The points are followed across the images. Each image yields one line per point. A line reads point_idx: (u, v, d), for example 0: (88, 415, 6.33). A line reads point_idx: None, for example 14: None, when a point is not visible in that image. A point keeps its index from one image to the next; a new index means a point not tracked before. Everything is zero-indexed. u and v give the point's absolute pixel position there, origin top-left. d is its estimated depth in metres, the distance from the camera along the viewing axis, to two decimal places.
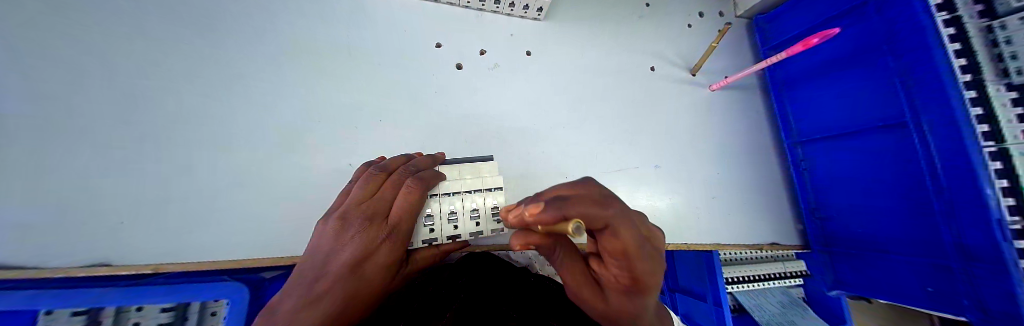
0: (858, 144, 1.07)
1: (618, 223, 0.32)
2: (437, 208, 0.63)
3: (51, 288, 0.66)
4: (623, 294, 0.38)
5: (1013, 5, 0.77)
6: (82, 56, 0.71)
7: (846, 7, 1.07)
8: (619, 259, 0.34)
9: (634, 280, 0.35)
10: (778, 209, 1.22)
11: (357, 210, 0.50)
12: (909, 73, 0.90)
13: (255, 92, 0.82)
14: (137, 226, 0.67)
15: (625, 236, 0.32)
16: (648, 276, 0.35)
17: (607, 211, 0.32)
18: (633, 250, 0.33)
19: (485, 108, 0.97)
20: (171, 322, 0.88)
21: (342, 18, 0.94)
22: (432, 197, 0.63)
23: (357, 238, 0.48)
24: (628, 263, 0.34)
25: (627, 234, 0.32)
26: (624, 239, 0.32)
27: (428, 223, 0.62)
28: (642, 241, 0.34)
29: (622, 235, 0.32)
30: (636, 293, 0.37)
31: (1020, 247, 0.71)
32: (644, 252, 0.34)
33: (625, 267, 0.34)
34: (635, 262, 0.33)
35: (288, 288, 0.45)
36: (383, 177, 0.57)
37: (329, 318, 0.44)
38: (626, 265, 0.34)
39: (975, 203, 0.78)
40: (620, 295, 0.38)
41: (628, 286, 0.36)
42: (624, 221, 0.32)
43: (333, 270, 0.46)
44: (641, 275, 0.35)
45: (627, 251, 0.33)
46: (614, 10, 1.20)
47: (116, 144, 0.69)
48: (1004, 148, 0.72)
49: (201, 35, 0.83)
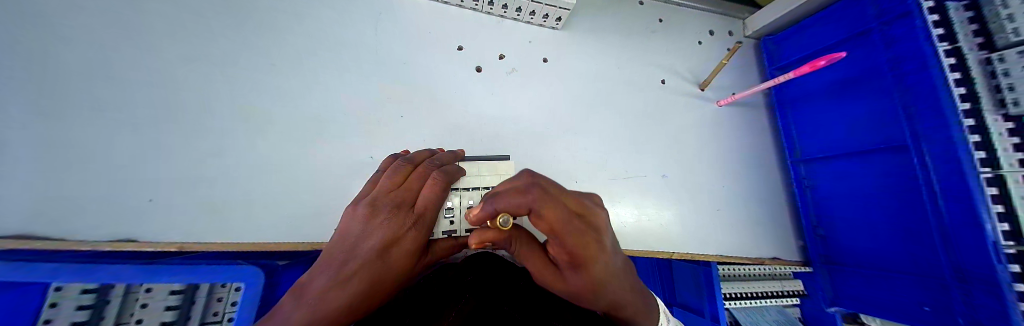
0: (862, 163, 1.10)
1: (541, 206, 0.30)
2: (458, 202, 0.69)
3: (81, 261, 0.69)
4: (576, 274, 0.37)
5: (1012, 40, 0.83)
6: (124, 40, 0.74)
7: (849, 33, 1.12)
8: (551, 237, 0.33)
9: (573, 256, 0.34)
10: (779, 226, 1.25)
11: (388, 197, 0.55)
12: (908, 97, 0.95)
13: (283, 82, 0.85)
14: (164, 205, 0.68)
15: (550, 218, 0.30)
16: (589, 254, 0.34)
17: (527, 195, 0.31)
18: (560, 227, 0.31)
19: (501, 110, 1.01)
20: (178, 306, 0.85)
21: (371, 17, 0.98)
22: (454, 191, 0.69)
23: (387, 223, 0.51)
24: (559, 239, 0.32)
25: (551, 213, 0.30)
26: (548, 218, 0.30)
27: (448, 215, 0.67)
28: (574, 217, 0.33)
29: (547, 216, 0.30)
30: (580, 268, 0.36)
31: (1014, 271, 0.75)
32: (573, 226, 0.32)
33: (557, 244, 0.33)
34: (566, 239, 0.32)
35: (317, 269, 0.47)
36: (409, 168, 0.63)
37: (354, 300, 0.46)
38: (561, 243, 0.33)
39: (969, 224, 0.82)
40: (571, 272, 0.37)
41: (571, 262, 0.35)
42: (548, 202, 0.31)
43: (360, 253, 0.48)
44: (574, 249, 0.33)
45: (555, 231, 0.32)
46: (628, 24, 1.25)
47: (147, 123, 0.71)
48: (1001, 174, 0.77)
49: (238, 27, 0.86)
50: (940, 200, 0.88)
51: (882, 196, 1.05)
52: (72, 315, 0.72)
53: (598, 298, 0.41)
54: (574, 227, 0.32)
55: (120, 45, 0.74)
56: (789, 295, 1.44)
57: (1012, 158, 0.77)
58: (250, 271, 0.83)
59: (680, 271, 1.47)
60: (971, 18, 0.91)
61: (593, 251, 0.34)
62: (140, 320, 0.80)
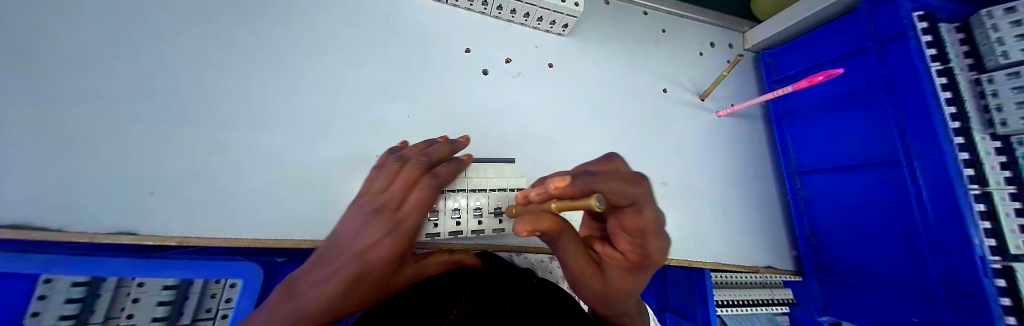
0: (857, 177, 1.12)
1: (646, 203, 0.28)
2: (464, 203, 0.70)
3: (81, 252, 0.67)
4: (626, 276, 0.36)
5: (1000, 62, 0.87)
6: (129, 30, 0.74)
7: (846, 50, 1.16)
8: (636, 237, 0.30)
9: (645, 259, 0.33)
10: (775, 235, 1.27)
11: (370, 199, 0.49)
12: (901, 113, 0.97)
13: (289, 78, 0.85)
14: (166, 198, 0.67)
15: (649, 215, 0.29)
16: (659, 261, 0.33)
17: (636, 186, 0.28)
18: (653, 231, 0.30)
19: (506, 113, 1.01)
20: (171, 302, 0.80)
21: (379, 17, 0.99)
22: (460, 192, 0.71)
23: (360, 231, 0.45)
24: (647, 243, 0.30)
25: (650, 210, 0.29)
26: (647, 216, 0.28)
27: (455, 215, 0.69)
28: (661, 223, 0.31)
29: (647, 213, 0.28)
30: (639, 270, 0.34)
31: (999, 285, 0.78)
32: (663, 233, 0.31)
33: (640, 247, 0.31)
34: (652, 242, 0.30)
35: None
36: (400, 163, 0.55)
37: None
38: (644, 246, 0.31)
39: (958, 238, 0.84)
40: (624, 273, 0.35)
41: (633, 264, 0.34)
42: (651, 199, 0.29)
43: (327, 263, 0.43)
44: (653, 255, 0.32)
45: (647, 231, 0.29)
46: (632, 33, 1.27)
47: (150, 115, 0.70)
48: (987, 191, 0.82)
49: (246, 22, 0.86)
50: (931, 215, 0.90)
51: (875, 209, 1.07)
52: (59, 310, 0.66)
53: (619, 304, 0.40)
54: (664, 233, 0.31)
55: (124, 34, 0.73)
56: (778, 302, 1.44)
57: (999, 176, 0.82)
58: (249, 266, 0.83)
59: (673, 277, 1.48)
60: (963, 40, 0.97)
61: (663, 258, 0.33)
62: (132, 315, 0.75)
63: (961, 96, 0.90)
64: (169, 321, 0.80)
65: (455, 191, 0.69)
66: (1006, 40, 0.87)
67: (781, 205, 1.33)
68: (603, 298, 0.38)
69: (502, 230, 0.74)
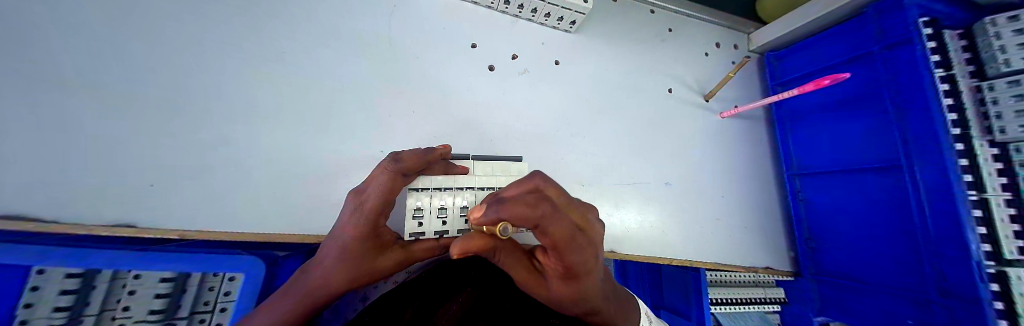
0: (856, 181, 1.14)
1: (549, 222, 0.28)
2: (473, 200, 0.69)
3: (66, 244, 0.64)
4: (565, 285, 0.37)
5: (1001, 70, 0.89)
6: (127, 17, 0.71)
7: (851, 55, 1.17)
8: (553, 252, 0.31)
9: (569, 268, 0.33)
10: (773, 236, 1.28)
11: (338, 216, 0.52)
12: (904, 119, 0.98)
13: (292, 70, 0.83)
14: (165, 191, 0.65)
15: (556, 234, 0.29)
16: (585, 268, 0.34)
17: (536, 208, 0.27)
18: (563, 244, 0.30)
19: (511, 110, 1.00)
20: (169, 294, 0.75)
21: (385, 9, 0.97)
22: (468, 189, 0.69)
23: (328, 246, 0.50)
24: (559, 255, 0.31)
25: (557, 228, 0.28)
26: (553, 235, 0.29)
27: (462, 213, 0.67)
28: (577, 234, 0.31)
29: (553, 232, 0.29)
30: (570, 278, 0.35)
31: (993, 289, 0.82)
32: (575, 243, 0.31)
33: (558, 259, 0.32)
34: (566, 254, 0.31)
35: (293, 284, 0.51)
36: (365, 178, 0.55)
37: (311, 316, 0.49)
38: (559, 257, 0.32)
39: (956, 243, 0.87)
40: (563, 283, 0.36)
41: (564, 272, 0.35)
42: (554, 217, 0.28)
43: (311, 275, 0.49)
44: (575, 262, 0.32)
45: (559, 246, 0.30)
46: (639, 32, 1.26)
47: (149, 105, 0.68)
48: (986, 198, 0.85)
49: (247, 11, 0.84)
50: (932, 220, 0.92)
51: (873, 214, 1.09)
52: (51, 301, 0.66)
53: (575, 307, 0.41)
54: (576, 243, 0.31)
55: (121, 21, 0.70)
56: (771, 302, 1.44)
57: (995, 183, 0.85)
58: (247, 259, 0.81)
59: (669, 276, 1.49)
60: (965, 47, 0.98)
61: (588, 263, 0.34)
62: (129, 307, 0.72)
63: (962, 103, 0.91)
64: (167, 314, 0.75)
65: (463, 189, 0.69)
66: (1008, 48, 0.88)
67: (781, 206, 1.33)
68: (558, 303, 0.41)
69: None
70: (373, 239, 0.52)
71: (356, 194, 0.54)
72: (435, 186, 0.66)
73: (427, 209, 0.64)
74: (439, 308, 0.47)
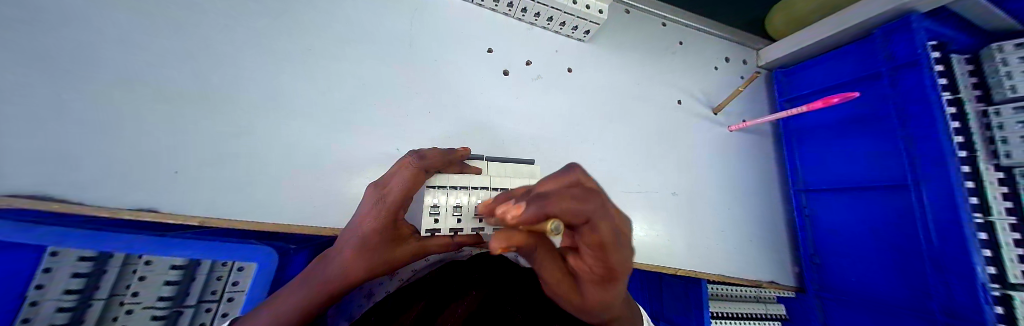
0: (863, 199, 1.15)
1: (600, 219, 0.22)
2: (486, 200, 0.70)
3: (85, 227, 0.63)
4: (600, 290, 0.30)
5: (1008, 96, 0.91)
6: (163, 11, 0.75)
7: (859, 74, 1.18)
8: (596, 252, 0.25)
9: (611, 271, 0.27)
10: (777, 251, 1.29)
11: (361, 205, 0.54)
12: (910, 140, 1.00)
13: (315, 67, 0.86)
14: (188, 178, 0.67)
15: (606, 232, 0.23)
16: (627, 271, 0.28)
17: (591, 202, 0.22)
18: (609, 243, 0.24)
19: (524, 115, 1.02)
20: (178, 282, 0.75)
21: (406, 12, 1.00)
22: (483, 189, 0.71)
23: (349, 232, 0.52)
24: (603, 256, 0.25)
25: (607, 226, 0.23)
26: (602, 233, 0.23)
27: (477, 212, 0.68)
28: (624, 231, 0.26)
29: (603, 229, 0.23)
30: (608, 285, 0.29)
31: (998, 311, 0.82)
32: (622, 243, 0.25)
33: (600, 260, 0.26)
34: (614, 257, 0.25)
35: (309, 270, 0.51)
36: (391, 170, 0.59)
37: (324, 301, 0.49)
38: (600, 258, 0.26)
39: (961, 264, 0.87)
40: (600, 290, 0.30)
41: (605, 277, 0.28)
42: (603, 213, 0.23)
43: (331, 261, 0.50)
44: (618, 266, 0.26)
45: (606, 246, 0.24)
46: (650, 44, 1.29)
47: (177, 95, 0.70)
48: (991, 221, 0.87)
49: (275, 9, 0.87)
50: (937, 240, 0.93)
51: (878, 232, 1.10)
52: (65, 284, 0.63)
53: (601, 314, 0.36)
54: (620, 243, 0.25)
55: (158, 15, 0.74)
56: (771, 318, 1.43)
57: (1000, 206, 0.87)
58: (263, 251, 0.84)
59: (669, 287, 1.49)
60: (972, 71, 1.00)
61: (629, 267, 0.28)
62: (137, 293, 0.71)
63: (969, 127, 0.93)
64: (175, 301, 0.75)
65: (477, 188, 0.70)
66: (1014, 75, 0.90)
67: (786, 221, 1.35)
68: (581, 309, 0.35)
69: None
70: (392, 230, 0.53)
71: (376, 188, 0.56)
72: (452, 185, 0.67)
73: (443, 206, 0.65)
74: (446, 309, 0.48)
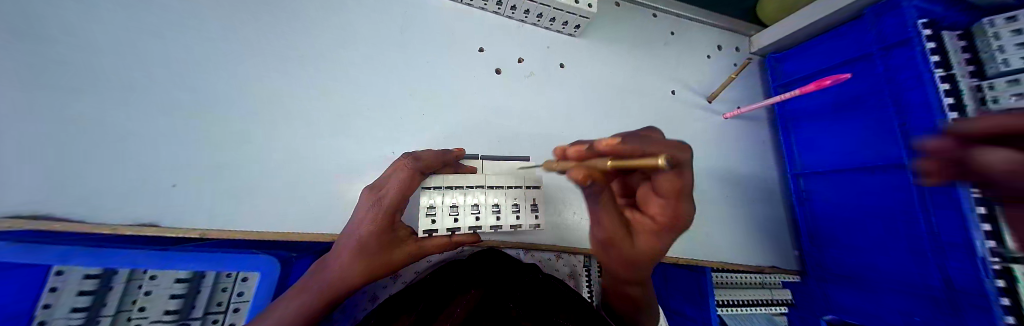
0: (860, 179, 1.15)
1: (675, 173, 0.39)
2: (483, 199, 0.68)
3: (86, 244, 0.62)
4: (649, 224, 0.48)
5: (1001, 69, 0.91)
6: (148, 25, 0.74)
7: (854, 55, 1.18)
8: (669, 196, 0.42)
9: (673, 219, 0.45)
10: (777, 236, 1.29)
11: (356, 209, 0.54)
12: (907, 118, 1.00)
13: (305, 74, 0.86)
14: (183, 191, 0.67)
15: (669, 183, 0.40)
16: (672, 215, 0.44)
17: (667, 148, 0.39)
18: (681, 191, 0.42)
19: (517, 111, 1.03)
20: (183, 295, 0.75)
21: (396, 15, 1.00)
22: (478, 189, 0.68)
23: (344, 238, 0.52)
24: (667, 200, 0.43)
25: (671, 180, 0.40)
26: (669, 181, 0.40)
27: (474, 211, 0.67)
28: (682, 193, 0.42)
29: (665, 181, 0.40)
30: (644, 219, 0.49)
31: (1000, 286, 0.81)
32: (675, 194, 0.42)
33: (662, 204, 0.45)
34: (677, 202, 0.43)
35: (306, 276, 0.52)
36: (388, 171, 0.59)
37: (323, 307, 0.50)
38: (666, 202, 0.43)
39: (961, 238, 0.87)
40: (653, 232, 0.48)
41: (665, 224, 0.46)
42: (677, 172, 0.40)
43: (328, 268, 0.51)
44: (671, 215, 0.45)
45: (676, 189, 0.41)
46: (642, 36, 1.28)
47: (166, 109, 0.70)
48: None
49: (262, 18, 0.86)
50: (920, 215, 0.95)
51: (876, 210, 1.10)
52: (72, 302, 0.64)
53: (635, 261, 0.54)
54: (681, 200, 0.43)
55: (143, 30, 0.74)
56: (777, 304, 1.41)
57: None
58: (264, 259, 0.79)
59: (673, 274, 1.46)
60: (965, 47, 1.00)
61: (663, 208, 0.45)
62: (144, 308, 0.72)
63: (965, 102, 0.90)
64: (181, 315, 0.75)
65: (472, 187, 0.67)
66: (1007, 48, 0.90)
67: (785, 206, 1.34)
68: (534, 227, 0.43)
69: (521, 226, 0.69)
70: (386, 235, 0.54)
71: (372, 191, 0.56)
72: (447, 185, 0.65)
73: (439, 206, 0.64)
74: (443, 311, 0.48)
